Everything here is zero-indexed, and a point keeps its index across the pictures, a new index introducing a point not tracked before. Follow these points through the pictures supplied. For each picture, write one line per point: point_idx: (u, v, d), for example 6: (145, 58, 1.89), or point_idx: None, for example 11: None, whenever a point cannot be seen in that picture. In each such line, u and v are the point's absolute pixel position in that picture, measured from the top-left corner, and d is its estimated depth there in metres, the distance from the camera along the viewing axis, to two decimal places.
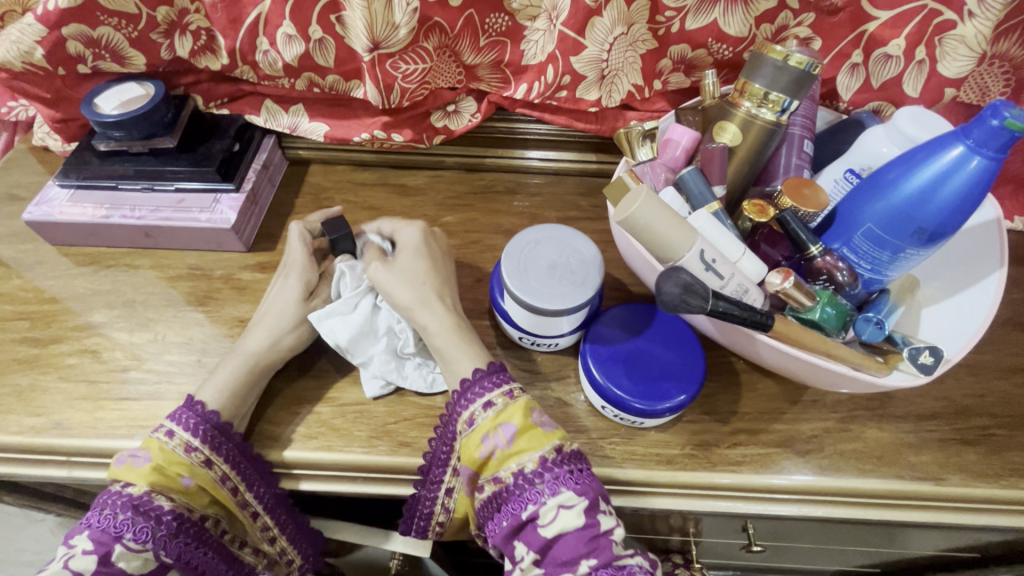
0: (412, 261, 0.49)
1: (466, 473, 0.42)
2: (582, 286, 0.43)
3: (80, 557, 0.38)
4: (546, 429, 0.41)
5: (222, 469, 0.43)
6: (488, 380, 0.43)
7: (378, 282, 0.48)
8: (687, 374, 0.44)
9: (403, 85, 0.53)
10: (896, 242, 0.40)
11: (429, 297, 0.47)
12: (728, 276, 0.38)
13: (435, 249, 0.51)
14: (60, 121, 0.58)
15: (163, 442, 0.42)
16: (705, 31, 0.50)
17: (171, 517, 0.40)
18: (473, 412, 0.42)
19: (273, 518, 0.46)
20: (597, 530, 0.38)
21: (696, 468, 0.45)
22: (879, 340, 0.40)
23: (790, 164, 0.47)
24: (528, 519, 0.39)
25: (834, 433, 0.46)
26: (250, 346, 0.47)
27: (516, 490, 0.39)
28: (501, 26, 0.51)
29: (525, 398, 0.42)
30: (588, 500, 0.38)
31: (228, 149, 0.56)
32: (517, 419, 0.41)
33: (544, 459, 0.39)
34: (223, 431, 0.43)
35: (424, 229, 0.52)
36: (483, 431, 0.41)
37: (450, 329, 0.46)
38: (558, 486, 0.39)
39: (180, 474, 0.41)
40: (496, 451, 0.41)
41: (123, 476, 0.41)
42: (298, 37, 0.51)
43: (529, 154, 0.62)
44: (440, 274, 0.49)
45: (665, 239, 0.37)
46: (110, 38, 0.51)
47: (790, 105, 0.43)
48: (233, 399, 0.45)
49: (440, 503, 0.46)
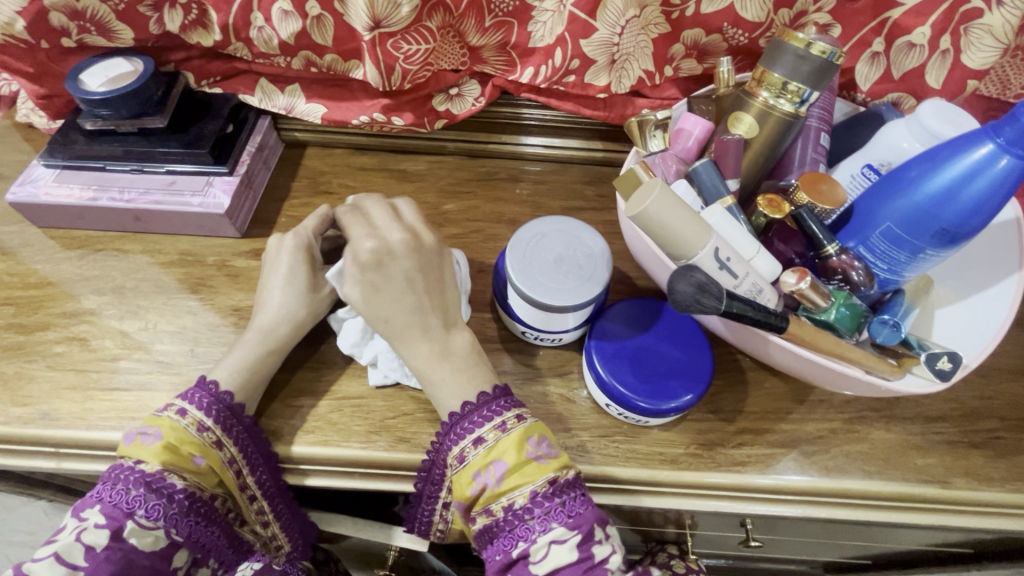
0: (377, 288, 0.44)
1: (458, 507, 0.41)
2: (589, 281, 0.42)
3: (92, 530, 0.37)
4: (541, 461, 0.39)
5: (231, 451, 0.42)
6: (478, 414, 0.41)
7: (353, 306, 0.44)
8: (694, 373, 0.43)
9: (405, 67, 0.51)
10: (914, 243, 0.38)
11: (405, 330, 0.44)
12: (742, 275, 0.36)
13: (390, 265, 0.44)
14: (45, 97, 0.55)
15: (175, 421, 0.41)
16: (720, 16, 0.48)
17: (183, 495, 0.39)
18: (463, 448, 0.41)
19: (270, 504, 0.45)
20: (592, 562, 0.37)
21: (699, 468, 0.44)
22: (894, 342, 0.39)
23: (806, 158, 0.45)
24: (520, 555, 0.38)
25: (840, 433, 0.46)
26: (267, 326, 0.46)
27: (507, 525, 0.39)
28: (508, 6, 0.49)
29: (519, 430, 0.40)
30: (579, 534, 0.38)
31: (221, 130, 0.54)
32: (509, 456, 0.39)
33: (535, 494, 0.38)
34: (236, 414, 0.43)
35: (375, 241, 0.45)
36: (475, 468, 0.40)
37: (425, 367, 0.43)
38: (549, 521, 0.38)
39: (192, 454, 0.40)
40: (486, 489, 0.39)
41: (133, 456, 0.39)
42: (295, 13, 0.49)
43: (531, 140, 0.60)
44: (409, 294, 0.44)
45: (679, 236, 0.35)
46: (96, 10, 0.49)
47: (810, 96, 0.41)
48: (249, 382, 0.44)
49: (439, 514, 0.46)
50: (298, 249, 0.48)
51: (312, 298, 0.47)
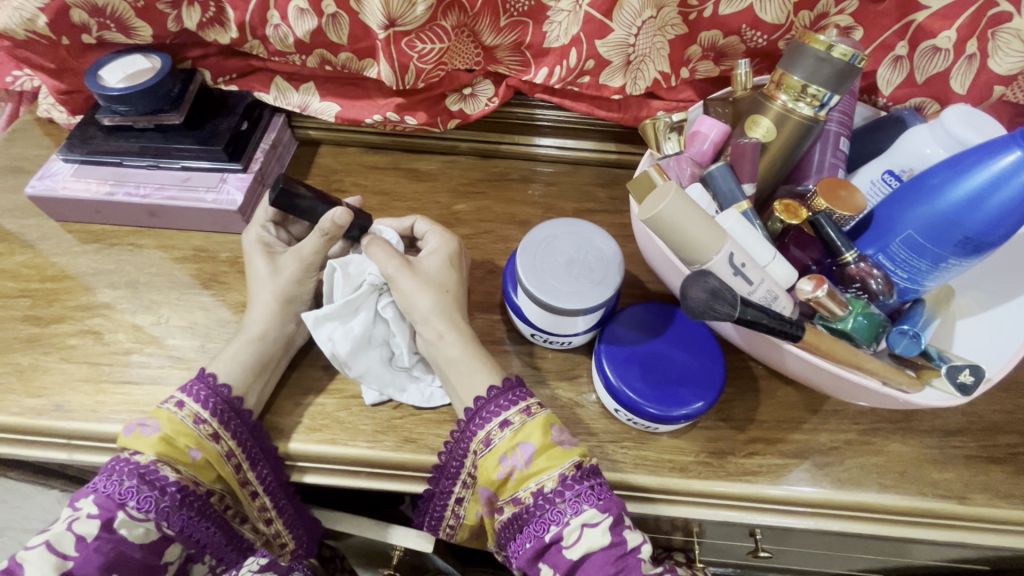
0: (439, 268, 0.47)
1: (485, 494, 0.41)
2: (600, 285, 0.41)
3: (84, 520, 0.38)
4: (566, 446, 0.40)
5: (229, 445, 0.42)
6: (504, 398, 0.42)
7: (404, 278, 0.46)
8: (705, 380, 0.43)
9: (419, 66, 0.51)
10: (936, 252, 0.37)
11: (449, 312, 0.46)
12: (756, 282, 0.35)
13: (455, 263, 0.48)
14: (65, 93, 0.56)
15: (173, 412, 0.41)
16: (739, 17, 0.48)
17: (175, 488, 0.39)
18: (489, 432, 0.41)
19: (272, 500, 0.45)
20: (624, 548, 0.37)
21: (709, 477, 0.43)
22: (915, 353, 0.37)
23: (824, 163, 0.44)
24: (552, 540, 0.38)
25: (854, 445, 0.45)
26: (255, 321, 0.46)
27: (537, 511, 0.39)
28: (523, 5, 0.49)
29: (543, 415, 0.41)
30: (612, 517, 0.38)
31: (235, 127, 0.54)
32: (536, 438, 0.40)
33: (564, 476, 0.39)
34: (233, 406, 0.43)
35: (451, 238, 0.49)
36: (501, 452, 0.40)
37: (469, 345, 0.45)
38: (581, 504, 0.38)
39: (188, 447, 0.40)
40: (514, 472, 0.40)
41: (132, 446, 0.40)
42: (310, 11, 0.49)
43: (544, 141, 0.60)
44: (458, 291, 0.47)
45: (692, 240, 0.34)
46: (115, 7, 0.49)
47: (830, 100, 0.40)
48: (240, 373, 0.44)
49: (451, 510, 0.45)
50: (256, 242, 0.49)
51: (299, 287, 0.47)
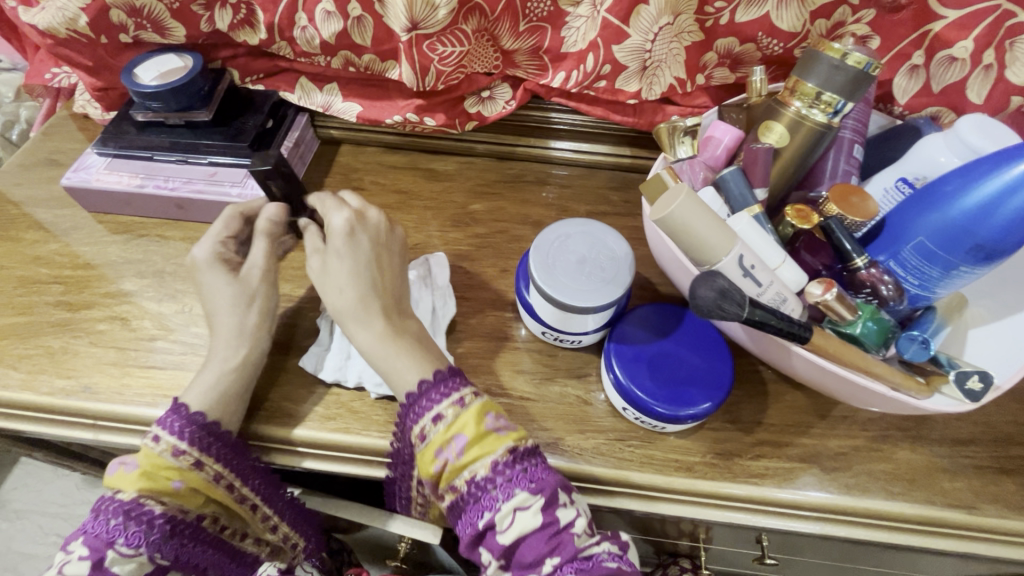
0: (339, 263, 0.44)
1: (426, 486, 0.41)
2: (611, 284, 0.42)
3: (75, 562, 0.38)
4: (501, 433, 0.40)
5: (214, 469, 0.42)
6: (435, 392, 0.41)
7: (316, 278, 0.45)
8: (713, 381, 0.43)
9: (439, 68, 0.52)
10: (948, 259, 0.37)
11: (362, 308, 0.44)
12: (765, 283, 0.35)
13: (363, 243, 0.45)
14: (100, 90, 0.59)
15: (151, 448, 0.40)
16: (755, 25, 0.49)
17: (163, 520, 0.40)
18: (424, 427, 0.40)
19: (272, 507, 0.46)
20: (557, 526, 0.37)
21: (715, 478, 0.43)
22: (923, 359, 0.37)
23: (837, 170, 0.45)
24: (486, 526, 0.38)
25: (862, 451, 0.45)
26: (233, 346, 0.45)
27: (472, 498, 0.39)
28: (543, 11, 0.50)
29: (478, 404, 0.40)
30: (543, 498, 0.38)
31: (261, 125, 0.56)
32: (469, 429, 0.39)
33: (496, 464, 0.38)
34: (212, 431, 0.42)
35: (350, 217, 0.46)
36: (436, 446, 0.39)
37: (387, 343, 0.43)
38: (512, 488, 0.38)
39: (170, 478, 0.40)
40: (450, 465, 0.39)
41: (115, 484, 0.40)
42: (337, 14, 0.51)
43: (560, 144, 0.61)
44: (371, 275, 0.45)
45: (702, 241, 0.35)
46: (152, 8, 0.51)
47: (844, 107, 0.41)
48: (221, 402, 0.43)
49: (417, 488, 0.47)
50: (211, 258, 0.46)
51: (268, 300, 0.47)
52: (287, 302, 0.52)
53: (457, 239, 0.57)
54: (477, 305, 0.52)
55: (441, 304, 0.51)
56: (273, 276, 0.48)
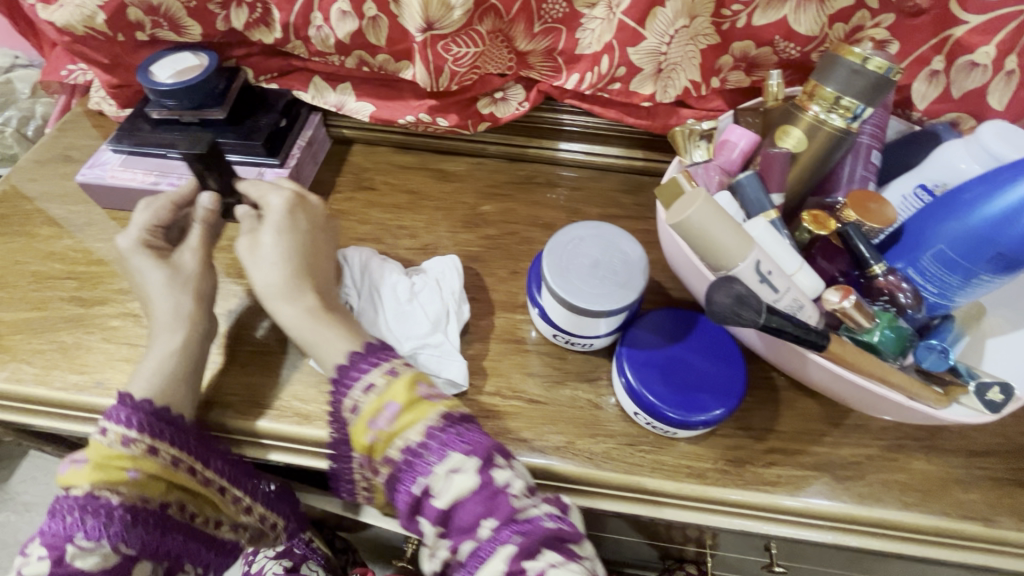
0: (271, 241, 0.46)
1: (362, 460, 0.41)
2: (625, 288, 0.41)
3: (37, 561, 0.39)
4: (431, 400, 0.40)
5: (171, 454, 0.42)
6: (366, 362, 0.41)
7: (246, 259, 0.47)
8: (725, 388, 0.43)
9: (453, 69, 0.52)
10: (968, 267, 0.37)
11: (291, 284, 0.45)
12: (783, 290, 0.35)
13: (301, 222, 0.47)
14: (116, 87, 0.59)
15: (100, 440, 0.40)
16: (772, 28, 0.48)
17: (123, 509, 0.40)
18: (356, 398, 0.40)
19: (241, 489, 0.46)
20: (493, 488, 0.36)
21: (727, 484, 0.43)
22: (943, 369, 0.37)
23: (854, 175, 0.44)
24: (422, 493, 0.38)
25: (876, 461, 0.44)
26: (171, 331, 0.45)
27: (407, 466, 0.38)
28: (558, 13, 0.50)
29: (409, 372, 0.40)
30: (477, 459, 0.37)
31: (275, 124, 0.56)
32: (400, 396, 0.39)
33: (428, 428, 0.38)
34: (162, 416, 0.42)
35: (291, 198, 0.48)
36: (368, 416, 0.39)
37: (314, 317, 0.44)
38: (446, 451, 0.37)
39: (124, 467, 0.40)
40: (382, 434, 0.39)
41: (67, 482, 0.40)
42: (352, 14, 0.51)
43: (573, 146, 0.61)
44: (305, 252, 0.47)
45: (719, 247, 0.34)
46: (169, 6, 0.52)
47: (863, 112, 0.40)
48: (167, 384, 0.43)
49: (359, 472, 0.44)
50: (141, 248, 0.48)
51: (206, 283, 0.48)
52: None
53: (468, 240, 0.57)
54: (488, 307, 0.52)
55: (458, 308, 0.50)
56: (205, 260, 0.49)
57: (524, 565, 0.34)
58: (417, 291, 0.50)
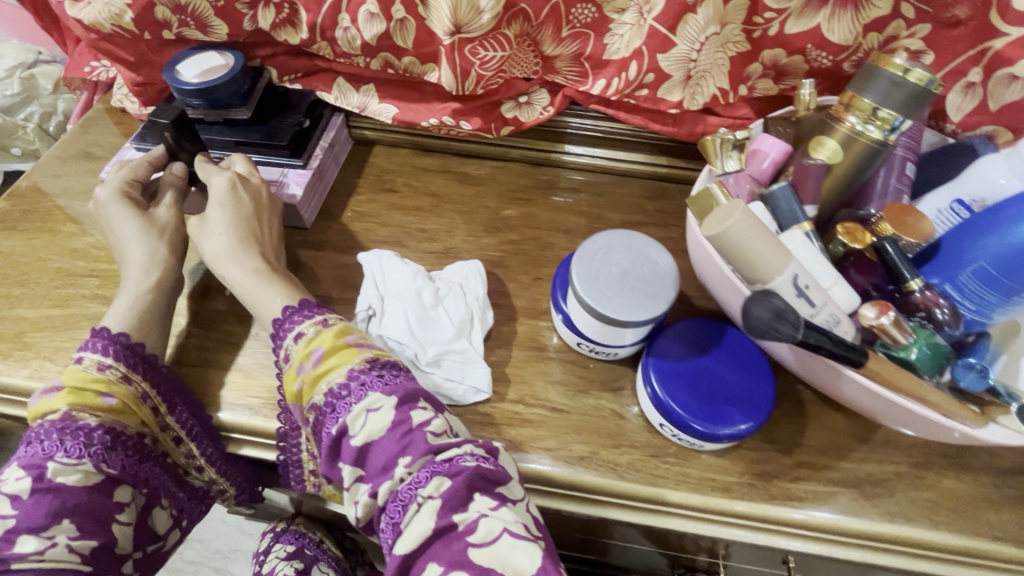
0: (216, 212, 0.49)
1: (294, 411, 0.43)
2: (655, 298, 0.41)
3: (13, 482, 0.40)
4: (358, 348, 0.43)
5: (142, 387, 0.44)
6: (298, 316, 0.45)
7: (196, 236, 0.50)
8: (754, 401, 0.42)
9: (480, 72, 0.52)
10: (1009, 284, 0.36)
11: (236, 248, 0.48)
12: (820, 304, 0.34)
13: (243, 197, 0.49)
14: (140, 85, 0.59)
15: (76, 367, 0.43)
16: (805, 37, 0.48)
17: (101, 431, 0.41)
18: (288, 348, 0.44)
19: (199, 447, 0.47)
20: (409, 426, 0.39)
21: (754, 499, 0.42)
22: (981, 389, 0.36)
23: (888, 187, 0.44)
24: (340, 432, 0.40)
25: (905, 478, 0.43)
26: (143, 272, 0.48)
27: (329, 407, 0.41)
28: (587, 18, 0.50)
29: (338, 324, 0.44)
30: (394, 398, 0.40)
31: (299, 124, 0.56)
32: (326, 342, 0.43)
33: (351, 370, 0.41)
34: (137, 351, 0.45)
35: (233, 177, 0.50)
36: (297, 363, 0.43)
37: (258, 278, 0.47)
38: (365, 391, 0.40)
39: (100, 392, 0.42)
40: (308, 378, 0.42)
41: (42, 411, 0.42)
42: (380, 16, 0.50)
43: (596, 151, 0.60)
44: (249, 227, 0.49)
45: (756, 259, 0.34)
46: (197, 5, 0.51)
47: (901, 125, 0.39)
48: (141, 323, 0.46)
49: (306, 451, 0.46)
50: (115, 199, 0.50)
51: (178, 235, 0.51)
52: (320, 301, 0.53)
53: (490, 245, 0.56)
54: (511, 313, 0.52)
55: (481, 314, 0.50)
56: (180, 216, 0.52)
57: (453, 518, 0.36)
58: (442, 297, 0.50)
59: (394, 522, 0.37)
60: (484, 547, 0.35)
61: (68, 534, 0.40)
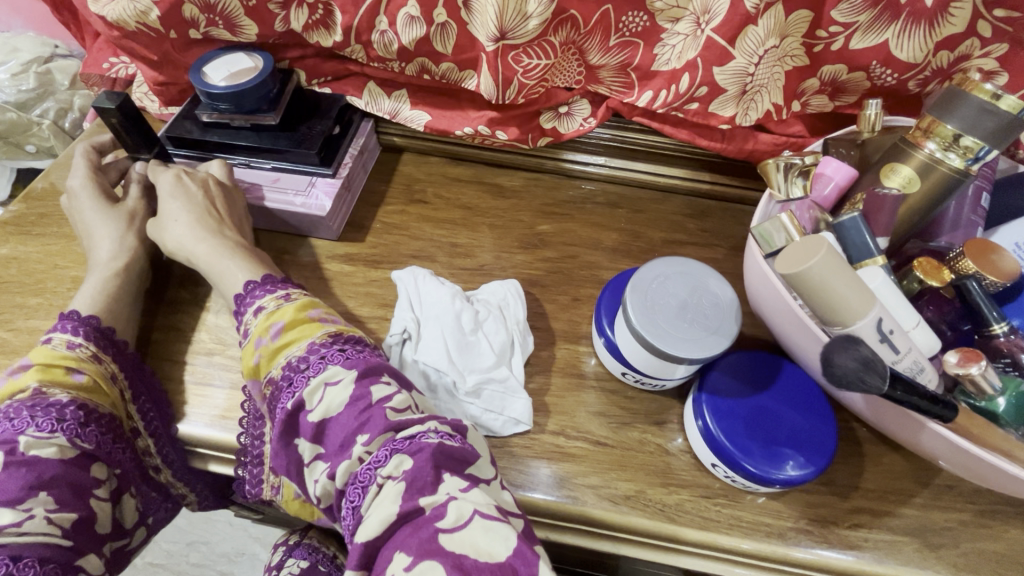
0: (171, 203, 0.48)
1: (252, 389, 0.42)
2: (715, 333, 0.39)
3: None
4: (318, 323, 0.42)
5: (111, 367, 0.44)
6: (259, 290, 0.44)
7: (155, 231, 0.49)
8: (817, 444, 0.39)
9: (523, 81, 0.49)
10: None
11: (197, 229, 0.47)
12: (904, 351, 0.32)
13: (192, 187, 0.49)
14: (160, 84, 0.57)
15: (45, 347, 0.42)
16: (871, 53, 0.45)
17: (74, 406, 0.40)
18: (247, 322, 0.43)
19: (157, 445, 0.45)
20: (369, 402, 0.37)
21: (811, 548, 0.40)
22: None
23: (961, 218, 0.41)
24: (296, 407, 0.38)
25: (970, 527, 0.41)
26: (111, 259, 0.48)
27: (286, 381, 0.39)
28: (637, 26, 0.47)
29: (302, 299, 0.44)
30: (354, 371, 0.38)
31: (328, 131, 0.53)
32: (286, 316, 0.42)
33: (311, 344, 0.40)
34: (106, 335, 0.44)
35: (180, 172, 0.50)
36: (255, 337, 0.42)
37: (225, 254, 0.47)
38: (323, 365, 0.39)
39: (71, 368, 0.41)
40: (267, 351, 0.41)
41: (7, 393, 0.40)
42: (420, 19, 0.48)
43: (636, 164, 0.58)
44: (209, 207, 0.48)
45: (839, 301, 0.31)
46: (226, 4, 0.49)
47: (986, 154, 0.36)
48: (111, 306, 0.46)
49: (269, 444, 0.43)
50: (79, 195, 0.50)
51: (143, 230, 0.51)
52: (350, 319, 0.50)
53: (525, 262, 0.54)
54: (549, 337, 0.49)
55: (521, 338, 0.48)
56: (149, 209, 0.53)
57: (420, 501, 0.32)
58: (481, 321, 0.47)
59: (355, 506, 0.34)
60: (456, 533, 0.31)
61: (47, 507, 0.37)
